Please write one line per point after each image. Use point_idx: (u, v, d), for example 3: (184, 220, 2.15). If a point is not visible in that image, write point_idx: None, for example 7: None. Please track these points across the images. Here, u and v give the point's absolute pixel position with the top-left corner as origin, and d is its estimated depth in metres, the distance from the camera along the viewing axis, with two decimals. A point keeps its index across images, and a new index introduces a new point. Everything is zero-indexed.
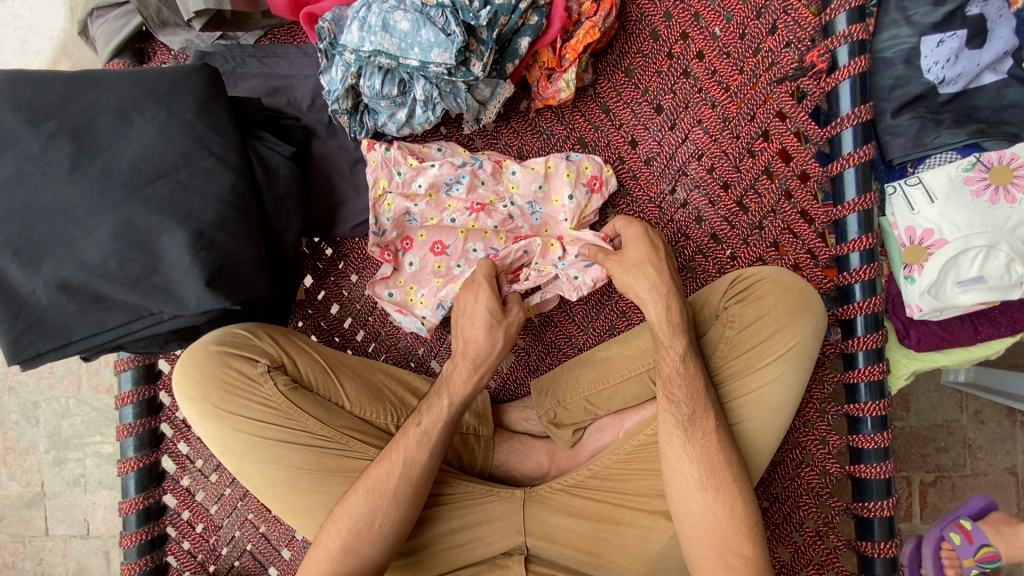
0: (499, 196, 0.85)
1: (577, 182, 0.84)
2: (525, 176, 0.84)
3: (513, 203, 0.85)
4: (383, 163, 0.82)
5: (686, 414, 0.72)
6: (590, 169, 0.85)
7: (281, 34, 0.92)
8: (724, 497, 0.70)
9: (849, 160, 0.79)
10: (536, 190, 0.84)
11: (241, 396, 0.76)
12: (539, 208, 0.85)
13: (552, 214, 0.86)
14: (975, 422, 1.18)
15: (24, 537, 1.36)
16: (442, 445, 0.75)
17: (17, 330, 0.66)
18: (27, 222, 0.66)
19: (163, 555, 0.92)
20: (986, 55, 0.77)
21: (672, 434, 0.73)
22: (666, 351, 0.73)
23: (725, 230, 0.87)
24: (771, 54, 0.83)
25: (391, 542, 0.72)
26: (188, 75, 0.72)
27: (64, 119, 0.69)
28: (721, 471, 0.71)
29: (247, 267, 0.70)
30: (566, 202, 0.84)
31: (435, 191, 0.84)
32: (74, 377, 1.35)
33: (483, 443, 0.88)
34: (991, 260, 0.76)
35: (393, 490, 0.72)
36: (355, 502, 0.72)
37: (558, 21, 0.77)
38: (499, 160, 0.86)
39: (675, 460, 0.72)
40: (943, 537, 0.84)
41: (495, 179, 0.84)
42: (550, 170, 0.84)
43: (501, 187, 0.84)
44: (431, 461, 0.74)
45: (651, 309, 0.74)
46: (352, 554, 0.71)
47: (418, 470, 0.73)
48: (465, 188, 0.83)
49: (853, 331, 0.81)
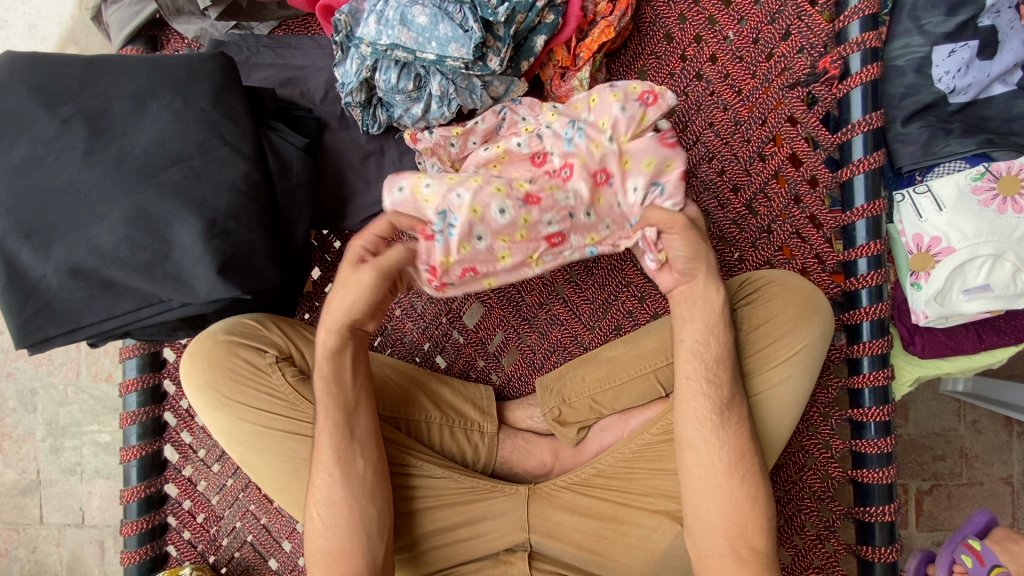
0: (536, 123, 0.76)
1: (627, 98, 0.71)
2: (567, 108, 0.74)
3: (553, 127, 0.74)
4: (435, 145, 0.80)
5: (724, 396, 0.72)
6: (637, 87, 0.72)
7: (295, 25, 0.92)
8: (747, 484, 0.71)
9: (859, 167, 0.80)
10: (583, 114, 0.73)
11: (249, 385, 0.76)
12: (580, 125, 0.72)
13: (594, 139, 0.72)
14: (972, 432, 1.19)
15: (18, 525, 1.35)
16: (336, 418, 0.72)
17: (26, 314, 0.66)
18: (39, 205, 0.66)
19: (163, 544, 0.92)
20: (995, 66, 0.78)
21: (705, 420, 0.72)
22: (688, 337, 0.73)
23: (734, 232, 0.87)
24: (784, 59, 0.83)
25: (367, 530, 0.71)
26: (204, 63, 0.72)
27: (80, 103, 0.69)
28: (748, 458, 0.71)
29: (258, 256, 0.70)
30: (608, 99, 0.72)
31: (466, 244, 0.70)
32: (73, 365, 1.34)
33: (439, 400, 0.87)
34: (997, 269, 0.77)
35: (326, 475, 0.72)
36: (317, 492, 0.73)
37: (574, 20, 0.77)
38: (529, 197, 0.71)
39: (702, 448, 0.72)
40: (954, 560, 0.81)
41: (535, 113, 0.77)
42: (594, 100, 0.73)
43: (540, 117, 0.76)
44: (328, 439, 0.72)
45: (683, 289, 0.73)
46: (326, 553, 0.71)
47: (329, 455, 0.72)
48: (507, 128, 0.78)
49: (859, 337, 0.81)
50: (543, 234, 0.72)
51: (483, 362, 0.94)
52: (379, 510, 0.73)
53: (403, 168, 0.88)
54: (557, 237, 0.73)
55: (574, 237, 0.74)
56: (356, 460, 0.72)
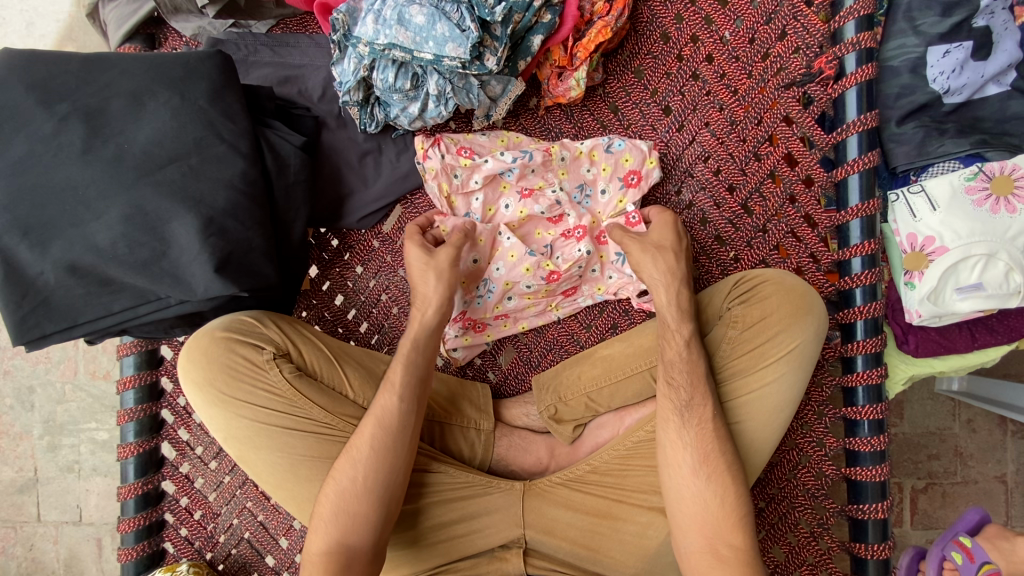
0: (547, 181, 0.84)
1: (612, 175, 0.86)
2: (573, 165, 0.85)
3: (562, 190, 0.84)
4: (442, 170, 0.82)
5: (683, 400, 0.73)
6: (629, 163, 0.86)
7: (293, 23, 0.92)
8: (714, 484, 0.71)
9: (854, 166, 0.80)
10: (585, 174, 0.85)
11: (246, 382, 0.77)
12: (586, 191, 0.86)
13: (595, 211, 0.87)
14: (966, 430, 1.19)
15: (16, 523, 1.35)
16: (411, 390, 0.75)
17: (23, 311, 0.66)
18: (36, 202, 0.66)
19: (160, 541, 0.92)
20: (990, 66, 0.79)
21: (667, 421, 0.74)
22: (671, 335, 0.75)
23: (729, 232, 0.87)
24: (780, 59, 0.84)
25: (386, 497, 0.72)
26: (201, 61, 0.72)
27: (78, 100, 0.69)
28: (715, 459, 0.72)
29: (256, 253, 0.70)
30: (606, 148, 0.85)
31: (498, 304, 0.88)
32: (70, 363, 1.34)
33: (441, 400, 0.87)
34: (990, 268, 0.78)
35: (372, 440, 0.72)
36: (355, 451, 0.73)
37: (571, 20, 0.78)
38: (552, 273, 0.85)
39: (669, 447, 0.73)
40: (944, 557, 0.82)
41: (545, 167, 0.83)
42: (592, 157, 0.85)
43: (550, 174, 0.84)
44: (401, 404, 0.74)
45: (662, 293, 0.76)
46: (343, 515, 0.70)
47: (394, 419, 0.73)
48: (517, 175, 0.83)
49: (853, 335, 0.82)
50: (561, 291, 0.88)
51: (479, 360, 0.94)
52: (397, 481, 0.73)
53: (401, 167, 0.89)
54: (572, 290, 0.88)
55: (586, 287, 0.89)
56: (408, 428, 0.74)
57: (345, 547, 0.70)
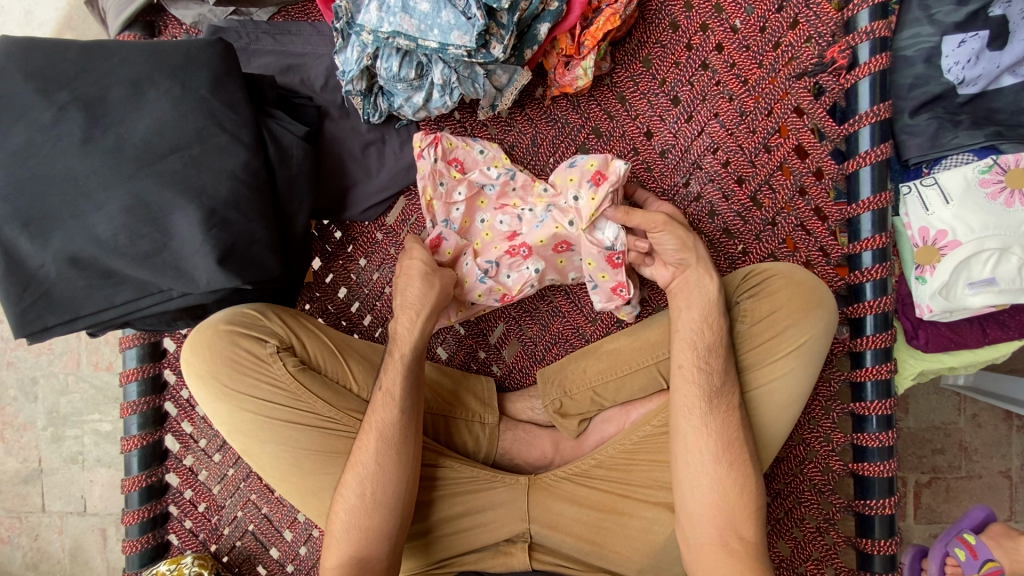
0: (524, 202, 0.84)
1: (580, 183, 0.78)
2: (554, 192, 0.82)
3: (533, 211, 0.82)
4: (431, 173, 0.81)
5: (701, 389, 0.72)
6: (593, 166, 0.78)
7: (295, 11, 0.90)
8: (736, 471, 0.71)
9: (866, 158, 0.79)
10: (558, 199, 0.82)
11: (250, 375, 0.76)
12: (551, 211, 0.81)
13: (558, 224, 0.80)
14: (972, 425, 1.19)
15: (20, 513, 1.36)
16: (410, 400, 0.74)
17: (24, 303, 0.66)
18: (36, 193, 0.65)
19: (164, 533, 0.92)
20: (1006, 56, 0.77)
21: (691, 407, 0.72)
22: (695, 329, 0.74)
23: (738, 225, 0.86)
24: (791, 48, 0.83)
25: (398, 510, 0.72)
26: (202, 50, 0.71)
27: (77, 89, 0.68)
28: (737, 447, 0.71)
29: (259, 247, 0.69)
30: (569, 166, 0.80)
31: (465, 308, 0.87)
32: (74, 354, 1.34)
33: (445, 394, 0.87)
34: (1003, 263, 0.77)
35: (377, 455, 0.72)
36: (363, 466, 0.72)
37: (579, 7, 0.76)
38: (505, 296, 0.84)
39: (691, 433, 0.72)
40: (947, 553, 0.81)
41: (526, 189, 0.83)
42: (560, 179, 0.81)
43: (528, 197, 0.83)
44: (401, 416, 0.73)
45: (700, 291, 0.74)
46: (356, 530, 0.71)
47: (395, 432, 0.73)
48: (497, 191, 0.83)
49: (862, 330, 0.81)
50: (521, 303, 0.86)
51: (484, 353, 0.93)
52: (407, 494, 0.73)
53: (405, 158, 0.88)
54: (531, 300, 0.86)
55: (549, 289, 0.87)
56: (409, 441, 0.73)
57: (362, 559, 0.70)
